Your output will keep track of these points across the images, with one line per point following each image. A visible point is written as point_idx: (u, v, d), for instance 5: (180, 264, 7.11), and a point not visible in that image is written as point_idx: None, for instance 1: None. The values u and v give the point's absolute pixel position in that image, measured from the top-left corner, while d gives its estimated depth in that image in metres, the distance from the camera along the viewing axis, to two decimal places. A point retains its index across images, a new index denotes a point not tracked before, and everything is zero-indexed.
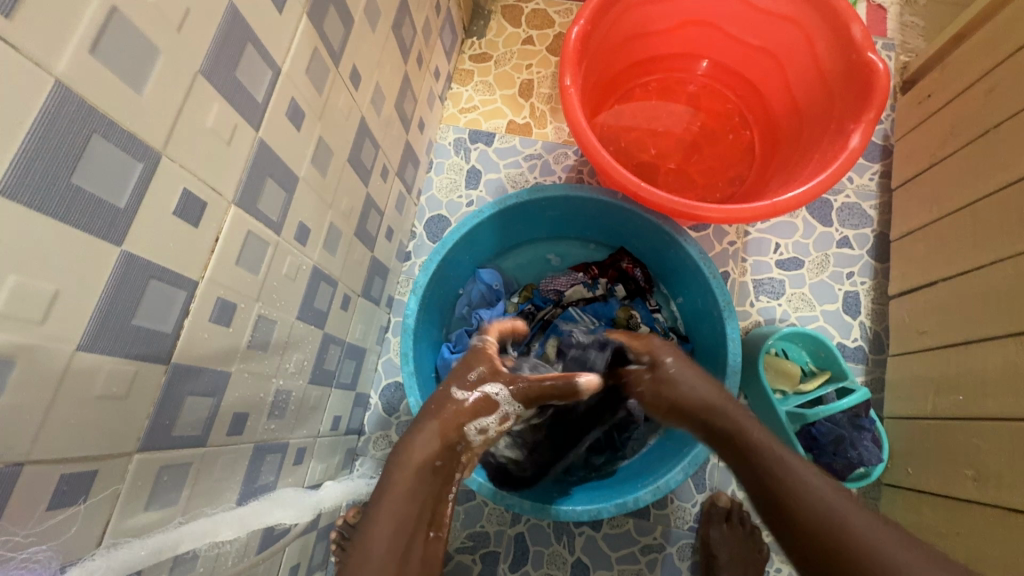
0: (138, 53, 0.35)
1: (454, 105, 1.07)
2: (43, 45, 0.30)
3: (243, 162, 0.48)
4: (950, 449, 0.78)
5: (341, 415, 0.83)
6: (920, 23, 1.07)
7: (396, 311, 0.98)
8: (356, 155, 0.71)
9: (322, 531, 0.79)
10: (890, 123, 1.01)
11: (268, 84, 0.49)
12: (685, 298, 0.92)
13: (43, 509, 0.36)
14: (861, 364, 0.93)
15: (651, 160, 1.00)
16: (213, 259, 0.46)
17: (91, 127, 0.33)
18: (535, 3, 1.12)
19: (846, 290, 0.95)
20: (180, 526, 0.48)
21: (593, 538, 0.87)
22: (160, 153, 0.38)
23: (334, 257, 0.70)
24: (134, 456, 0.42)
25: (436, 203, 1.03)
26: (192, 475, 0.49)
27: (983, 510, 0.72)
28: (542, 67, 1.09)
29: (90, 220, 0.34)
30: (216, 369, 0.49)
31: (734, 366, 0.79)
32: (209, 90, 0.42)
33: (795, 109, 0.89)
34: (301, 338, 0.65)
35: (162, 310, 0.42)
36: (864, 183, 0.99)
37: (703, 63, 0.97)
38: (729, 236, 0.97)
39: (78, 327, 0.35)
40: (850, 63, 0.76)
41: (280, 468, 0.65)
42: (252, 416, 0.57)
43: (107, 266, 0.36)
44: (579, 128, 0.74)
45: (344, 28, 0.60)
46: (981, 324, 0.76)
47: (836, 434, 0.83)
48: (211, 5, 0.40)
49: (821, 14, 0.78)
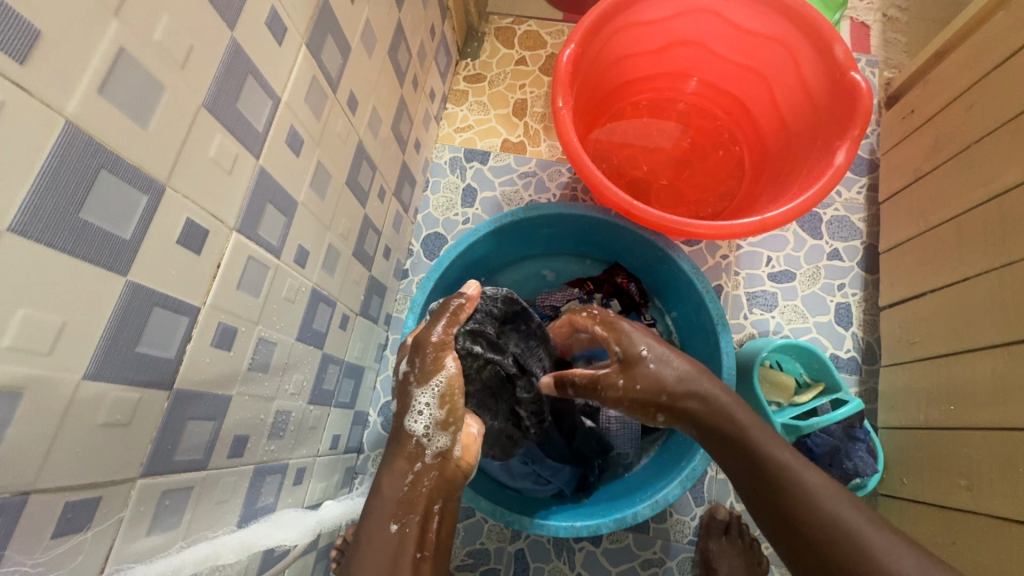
0: (143, 90, 0.37)
1: (449, 125, 1.09)
2: (53, 87, 0.31)
3: (244, 189, 0.49)
4: (942, 460, 0.79)
5: (340, 433, 0.83)
6: (902, 39, 1.10)
7: (395, 328, 0.99)
8: (353, 178, 0.72)
9: (321, 551, 0.80)
10: (876, 137, 1.04)
11: (268, 113, 0.50)
12: (679, 311, 0.93)
13: (49, 537, 0.36)
14: (855, 375, 0.94)
15: (643, 177, 1.02)
16: (215, 284, 0.47)
17: (100, 162, 0.34)
18: (528, 25, 1.15)
19: (837, 302, 0.97)
20: (181, 550, 0.48)
21: (593, 552, 0.87)
22: (164, 184, 0.40)
23: (332, 276, 0.71)
24: (137, 482, 0.43)
25: (432, 221, 1.04)
26: (193, 498, 0.49)
27: (976, 518, 0.72)
28: (536, 87, 1.11)
29: (97, 251, 0.35)
30: (217, 394, 0.50)
31: (729, 380, 0.80)
32: (212, 122, 0.43)
33: (782, 125, 0.91)
34: (301, 359, 0.66)
35: (165, 336, 0.43)
36: (852, 197, 1.01)
37: (691, 81, 0.99)
38: (721, 250, 0.99)
39: (84, 357, 0.36)
40: (836, 82, 0.78)
41: (280, 489, 0.66)
42: (252, 437, 0.58)
43: (113, 295, 0.37)
44: (571, 148, 0.76)
45: (341, 56, 0.62)
46: (968, 334, 0.78)
47: (831, 446, 0.84)
48: (213, 40, 0.42)
49: (803, 34, 0.80)
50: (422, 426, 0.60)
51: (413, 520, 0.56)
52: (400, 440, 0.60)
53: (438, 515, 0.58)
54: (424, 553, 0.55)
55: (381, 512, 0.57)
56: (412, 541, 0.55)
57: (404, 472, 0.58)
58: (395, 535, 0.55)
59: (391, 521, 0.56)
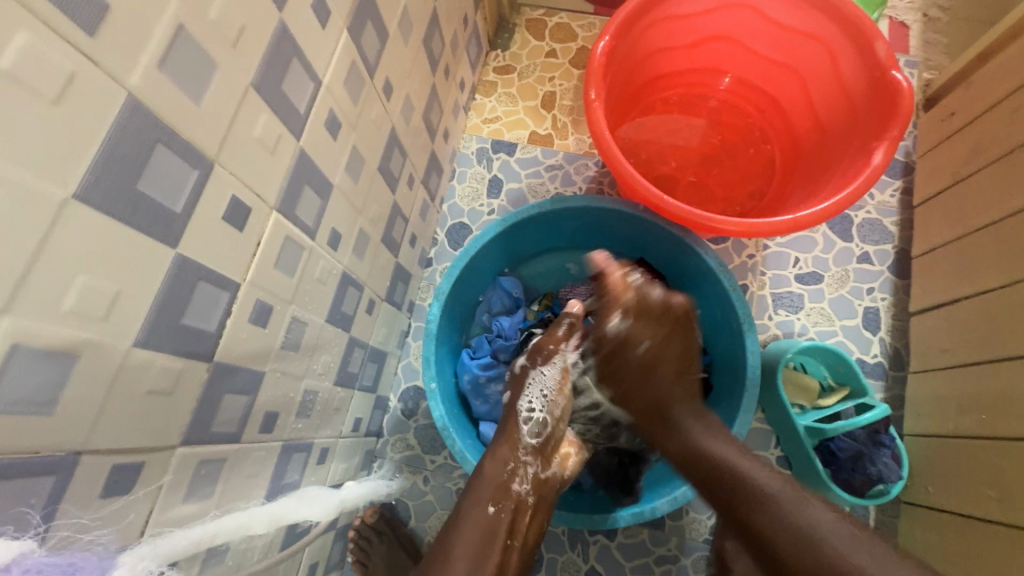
0: (197, 67, 0.37)
1: (477, 116, 1.09)
2: (117, 60, 0.32)
3: (285, 169, 0.50)
4: (971, 470, 0.78)
5: (362, 417, 0.84)
6: (943, 40, 1.07)
7: (418, 316, 1.00)
8: (385, 164, 0.73)
9: (340, 530, 0.81)
10: (913, 140, 1.02)
11: (310, 96, 0.51)
12: (704, 309, 0.92)
13: (98, 497, 0.38)
14: (881, 381, 0.93)
15: (671, 173, 1.01)
16: (255, 262, 0.48)
17: (157, 135, 0.35)
18: (559, 17, 1.14)
19: (865, 306, 0.95)
20: (215, 519, 0.49)
21: (607, 546, 0.88)
22: (212, 161, 0.40)
23: (361, 261, 0.72)
24: (176, 450, 0.44)
25: (457, 211, 1.05)
26: (226, 469, 0.50)
27: (1005, 530, 0.71)
28: (565, 79, 1.10)
29: (150, 222, 0.36)
30: (252, 369, 0.51)
31: (752, 380, 0.79)
32: (259, 102, 0.44)
33: (816, 124, 0.89)
34: (329, 340, 0.67)
35: (208, 309, 0.44)
36: (885, 200, 0.99)
37: (724, 78, 0.98)
38: (748, 249, 0.98)
39: (135, 325, 0.37)
40: (875, 80, 0.77)
41: (305, 467, 0.67)
42: (282, 415, 0.59)
43: (163, 267, 0.38)
44: (603, 141, 0.76)
45: (379, 41, 0.62)
46: (1003, 343, 0.76)
47: (855, 450, 0.83)
48: (264, 21, 0.43)
49: (843, 31, 0.78)
50: (528, 415, 0.74)
51: (507, 506, 0.64)
52: (508, 429, 0.73)
53: (529, 509, 0.67)
54: (512, 542, 0.62)
55: (478, 495, 0.64)
56: (505, 526, 0.62)
57: (505, 459, 0.68)
58: (493, 517, 0.62)
59: (489, 504, 0.63)
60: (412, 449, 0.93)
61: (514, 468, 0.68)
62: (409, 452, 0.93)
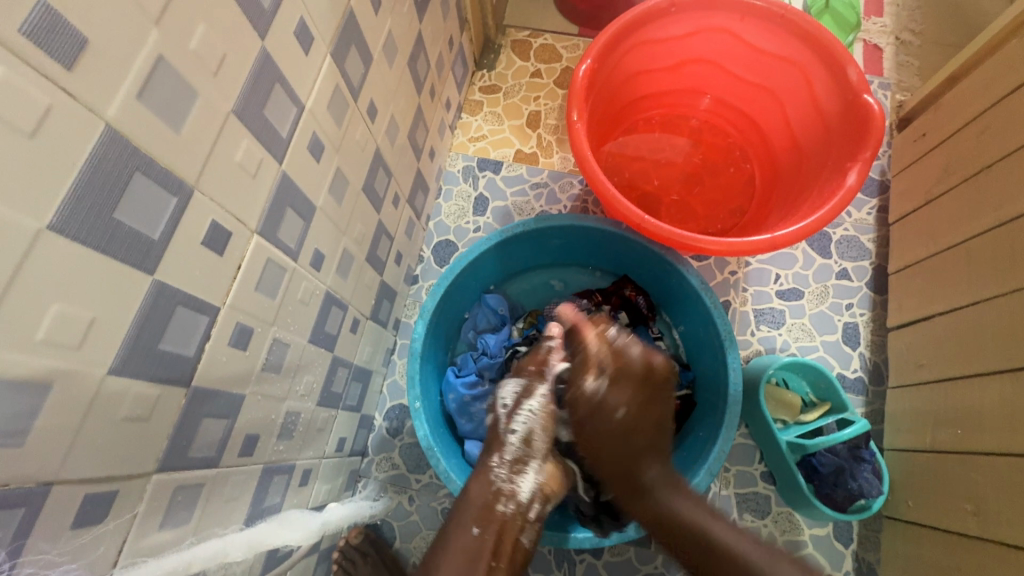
0: (177, 96, 0.38)
1: (463, 134, 1.10)
2: (97, 93, 0.32)
3: (266, 193, 0.50)
4: (948, 482, 0.79)
5: (346, 437, 0.84)
6: (915, 62, 1.11)
7: (404, 333, 1.00)
8: (370, 183, 0.74)
9: (322, 554, 0.80)
10: (887, 159, 1.05)
11: (292, 120, 0.51)
12: (687, 325, 0.93)
13: (69, 528, 0.37)
14: (861, 396, 0.94)
15: (654, 191, 1.02)
16: (235, 285, 0.48)
17: (135, 164, 0.36)
18: (544, 38, 1.16)
19: (845, 321, 0.97)
20: (191, 546, 0.49)
21: (593, 566, 0.87)
22: (192, 187, 0.41)
23: (345, 281, 0.72)
24: (152, 477, 0.43)
25: (444, 228, 1.05)
26: (203, 495, 0.50)
27: (983, 544, 0.72)
28: (549, 99, 1.12)
29: (128, 251, 0.37)
30: (231, 393, 0.51)
31: (734, 397, 0.80)
32: (241, 128, 0.45)
33: (794, 145, 0.91)
34: (312, 361, 0.67)
35: (186, 335, 0.43)
36: (862, 218, 1.02)
37: (704, 99, 1.00)
38: (729, 266, 1.00)
39: (111, 353, 0.37)
40: (848, 103, 0.79)
41: (286, 489, 0.66)
42: (262, 437, 0.59)
43: (140, 293, 0.38)
44: (584, 160, 0.77)
45: (364, 64, 0.63)
46: (978, 359, 0.78)
47: (836, 465, 0.84)
48: (245, 49, 0.43)
49: (817, 54, 0.81)
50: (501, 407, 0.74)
51: (491, 529, 0.64)
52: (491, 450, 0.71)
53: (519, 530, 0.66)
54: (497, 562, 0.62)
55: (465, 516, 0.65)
56: (489, 549, 0.62)
57: (489, 479, 0.68)
58: (476, 539, 0.63)
59: (474, 526, 0.64)
60: (397, 469, 0.92)
61: (500, 489, 0.68)
62: (394, 472, 0.92)
